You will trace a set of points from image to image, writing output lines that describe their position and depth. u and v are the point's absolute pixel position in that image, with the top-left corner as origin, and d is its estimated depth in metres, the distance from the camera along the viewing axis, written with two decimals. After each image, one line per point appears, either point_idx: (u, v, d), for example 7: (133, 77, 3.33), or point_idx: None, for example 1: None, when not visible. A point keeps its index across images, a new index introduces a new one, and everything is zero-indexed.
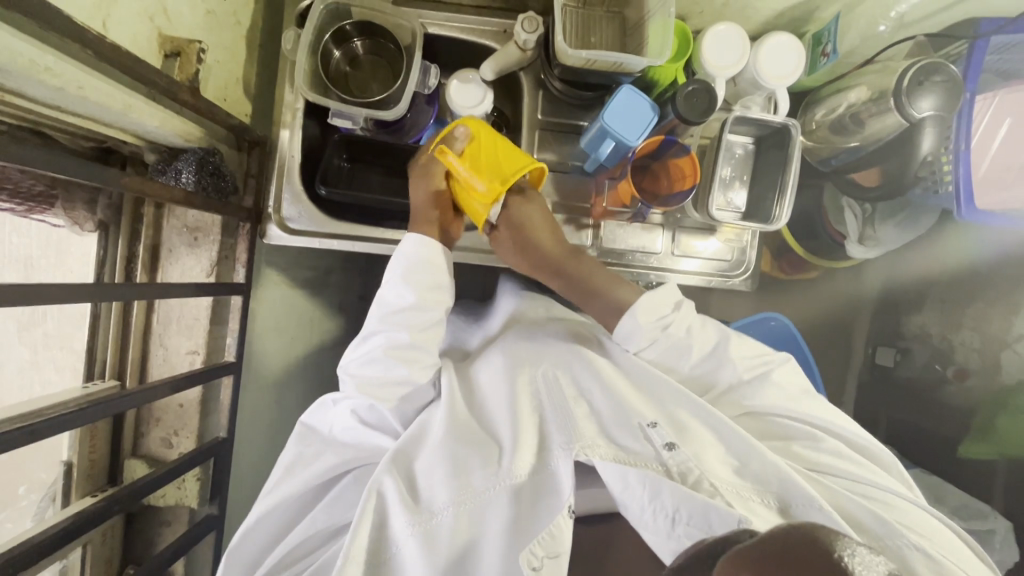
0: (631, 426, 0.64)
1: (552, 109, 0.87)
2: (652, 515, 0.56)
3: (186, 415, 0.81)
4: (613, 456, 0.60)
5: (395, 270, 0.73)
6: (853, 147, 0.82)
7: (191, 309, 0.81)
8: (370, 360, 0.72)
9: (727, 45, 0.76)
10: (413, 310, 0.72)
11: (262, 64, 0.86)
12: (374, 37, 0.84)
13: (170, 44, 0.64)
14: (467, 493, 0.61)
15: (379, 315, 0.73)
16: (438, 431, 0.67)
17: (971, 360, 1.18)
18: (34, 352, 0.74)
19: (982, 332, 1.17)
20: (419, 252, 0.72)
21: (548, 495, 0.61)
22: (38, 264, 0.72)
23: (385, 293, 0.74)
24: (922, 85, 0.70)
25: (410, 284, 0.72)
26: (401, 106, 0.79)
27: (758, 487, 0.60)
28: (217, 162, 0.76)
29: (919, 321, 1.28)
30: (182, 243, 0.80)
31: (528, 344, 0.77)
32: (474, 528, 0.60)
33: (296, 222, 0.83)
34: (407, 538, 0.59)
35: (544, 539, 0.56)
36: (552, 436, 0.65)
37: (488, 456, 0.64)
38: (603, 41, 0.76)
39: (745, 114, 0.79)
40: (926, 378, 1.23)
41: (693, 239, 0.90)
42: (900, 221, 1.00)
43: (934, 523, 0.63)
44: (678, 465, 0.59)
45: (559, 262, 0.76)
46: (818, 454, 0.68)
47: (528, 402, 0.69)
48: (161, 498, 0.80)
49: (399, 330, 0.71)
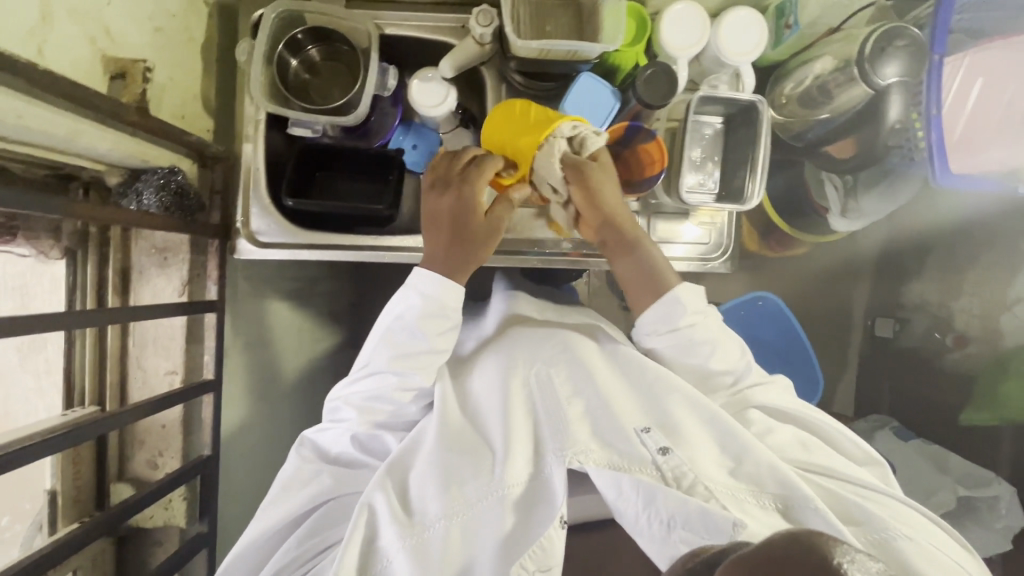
0: (625, 432, 0.63)
1: (517, 103, 0.86)
2: (648, 520, 0.59)
3: (169, 436, 0.81)
4: (607, 462, 0.61)
5: (407, 311, 0.70)
6: (823, 119, 0.80)
7: (166, 330, 0.81)
8: (374, 395, 0.72)
9: (686, 25, 0.75)
10: (427, 354, 0.71)
11: (220, 78, 0.85)
12: (328, 42, 0.83)
13: (114, 65, 0.64)
14: (456, 505, 0.62)
15: (388, 355, 0.71)
16: (431, 440, 0.68)
17: (971, 328, 1.16)
18: (37, 381, 0.76)
19: (981, 297, 1.14)
20: (438, 296, 0.69)
21: (540, 505, 0.62)
22: (32, 292, 0.75)
23: (393, 331, 0.71)
24: (885, 51, 0.69)
25: (426, 331, 0.70)
26: (362, 109, 0.78)
27: (752, 487, 0.61)
28: (181, 181, 0.76)
29: (919, 289, 1.28)
30: (152, 264, 0.80)
31: (522, 345, 0.76)
32: (468, 542, 0.61)
33: (266, 235, 0.83)
34: (397, 550, 0.60)
35: (535, 553, 0.59)
36: (546, 440, 0.65)
37: (479, 464, 0.65)
38: (558, 29, 0.74)
39: (711, 93, 0.78)
40: (927, 348, 1.25)
41: (669, 224, 0.89)
42: (880, 192, 0.98)
43: (914, 515, 0.62)
44: (672, 470, 0.60)
45: (611, 227, 0.74)
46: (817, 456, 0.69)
47: (520, 407, 0.69)
48: (149, 519, 0.81)
49: (410, 373, 0.70)
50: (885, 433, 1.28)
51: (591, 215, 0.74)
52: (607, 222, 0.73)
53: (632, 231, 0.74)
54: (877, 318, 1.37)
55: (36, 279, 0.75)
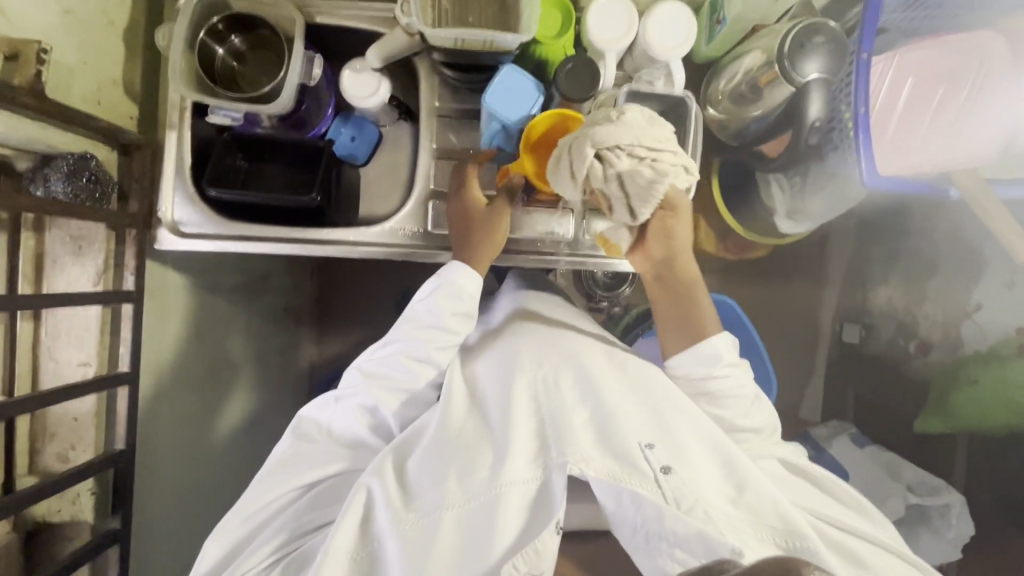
0: (628, 445, 0.64)
1: (452, 95, 0.85)
2: (643, 535, 0.61)
3: (81, 428, 0.79)
4: (607, 473, 0.62)
5: (427, 288, 0.78)
6: (758, 116, 0.79)
7: (80, 320, 0.79)
8: (385, 366, 0.78)
9: (612, 18, 0.73)
10: (440, 331, 0.77)
11: (145, 63, 0.83)
12: (253, 30, 0.81)
13: (7, 46, 0.62)
14: (454, 498, 0.65)
15: (404, 326, 0.79)
16: (432, 431, 0.72)
17: (934, 334, 1.23)
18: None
19: (943, 304, 1.22)
20: (457, 278, 0.77)
21: (538, 507, 0.63)
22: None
23: (415, 309, 0.79)
24: (804, 47, 0.67)
25: (442, 307, 0.77)
26: (283, 97, 0.77)
27: (752, 517, 0.63)
28: (94, 169, 0.74)
29: (885, 295, 1.30)
30: (66, 253, 0.77)
31: (528, 350, 0.77)
32: (460, 533, 0.64)
33: (189, 226, 0.83)
34: (389, 534, 0.65)
35: (527, 554, 0.60)
36: (549, 445, 0.66)
37: (478, 459, 0.67)
38: (480, 19, 0.72)
39: (636, 89, 0.74)
40: (892, 353, 1.29)
41: (600, 222, 0.85)
42: (827, 195, 0.97)
43: (882, 555, 0.71)
44: (672, 490, 0.61)
45: (677, 280, 0.75)
46: (814, 503, 0.74)
47: (527, 409, 0.70)
48: (53, 513, 0.78)
49: (419, 345, 0.77)
50: (842, 439, 1.26)
51: (655, 244, 0.73)
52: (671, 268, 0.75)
53: (685, 285, 0.75)
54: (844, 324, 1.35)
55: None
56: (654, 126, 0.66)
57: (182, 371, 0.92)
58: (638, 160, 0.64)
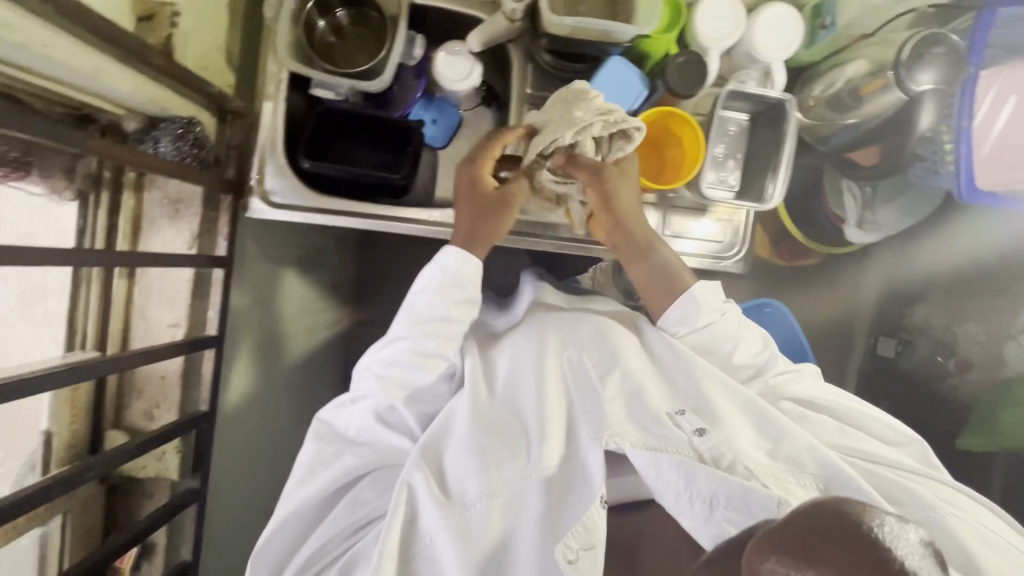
0: (658, 415, 0.65)
1: (543, 83, 0.85)
2: (689, 499, 0.60)
3: (167, 388, 0.81)
4: (643, 443, 0.63)
5: (429, 277, 0.71)
6: (852, 124, 0.79)
7: (173, 282, 0.81)
8: (392, 363, 0.71)
9: (721, 16, 0.74)
10: (444, 322, 0.70)
11: (244, 32, 0.84)
12: (358, 6, 0.82)
13: (141, 7, 0.63)
14: (498, 485, 0.65)
15: (407, 322, 0.71)
16: (464, 422, 0.68)
17: (974, 353, 1.16)
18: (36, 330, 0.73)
19: (988, 324, 1.15)
20: (456, 264, 0.70)
21: (577, 486, 0.65)
22: (35, 239, 0.70)
23: (415, 301, 0.71)
24: (922, 57, 0.67)
25: (444, 299, 0.70)
26: (385, 75, 0.77)
27: (792, 468, 0.63)
28: (199, 133, 0.75)
29: (922, 313, 1.25)
30: (163, 215, 0.79)
31: (552, 323, 0.75)
32: (508, 521, 0.65)
33: (279, 196, 0.82)
34: (440, 529, 0.63)
35: (578, 532, 0.61)
36: (580, 424, 0.67)
37: (516, 447, 0.67)
38: (592, 10, 0.73)
39: (739, 88, 0.76)
40: (925, 370, 1.22)
41: (685, 220, 0.87)
42: (900, 205, 0.98)
43: (933, 482, 0.67)
44: (710, 450, 0.62)
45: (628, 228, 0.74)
46: (852, 439, 0.70)
47: (557, 387, 0.69)
48: (141, 469, 0.81)
49: (426, 339, 0.70)
50: None
51: (606, 218, 0.74)
52: (621, 218, 0.74)
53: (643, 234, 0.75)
54: (880, 336, 1.32)
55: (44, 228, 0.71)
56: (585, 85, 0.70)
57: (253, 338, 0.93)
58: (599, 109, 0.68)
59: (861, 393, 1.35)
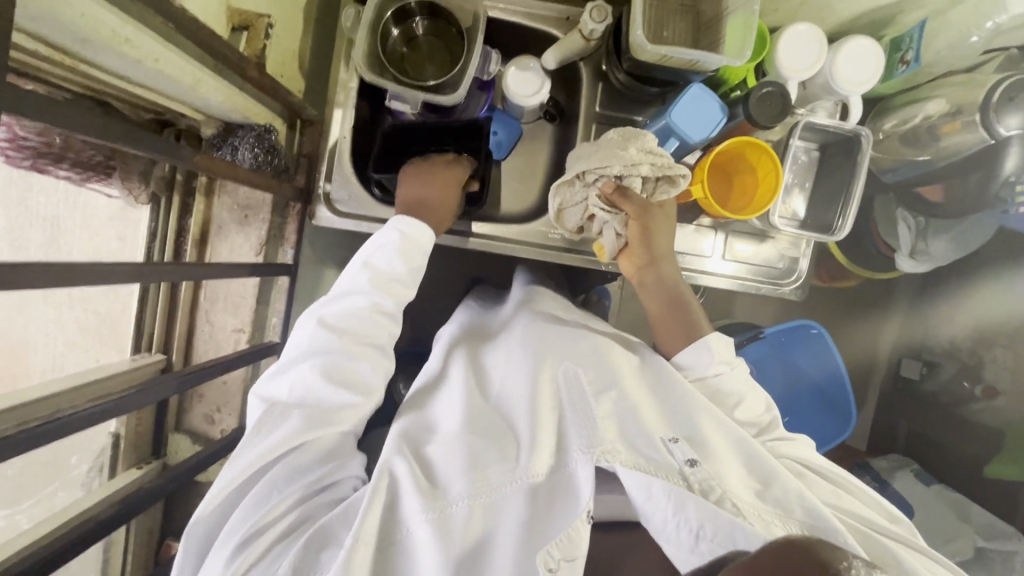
0: (652, 439, 0.59)
1: (611, 101, 0.85)
2: (676, 528, 0.54)
3: (229, 393, 0.81)
4: (634, 464, 0.56)
5: (383, 237, 0.69)
6: (923, 161, 0.80)
7: (238, 288, 0.81)
8: (343, 318, 0.64)
9: (804, 46, 0.73)
10: (399, 282, 0.68)
11: (314, 38, 0.83)
12: (435, 17, 0.81)
13: (238, 17, 0.64)
14: (483, 486, 0.56)
15: (361, 276, 0.67)
16: (453, 423, 0.64)
17: (1002, 380, 1.12)
18: (60, 313, 0.78)
19: (1016, 351, 1.10)
20: (416, 232, 0.69)
21: (564, 497, 0.56)
22: (62, 225, 0.72)
23: (369, 257, 0.68)
24: (1012, 101, 0.67)
25: (400, 261, 0.68)
26: (459, 92, 0.77)
27: (780, 512, 0.55)
28: (274, 139, 0.75)
29: (948, 335, 1.22)
30: (233, 220, 0.79)
31: (551, 339, 0.73)
32: (488, 525, 0.55)
33: (345, 205, 0.81)
34: (420, 522, 0.54)
35: (561, 541, 0.52)
36: (572, 437, 0.61)
37: (505, 451, 0.60)
38: (675, 35, 0.74)
39: (814, 120, 0.76)
40: (951, 394, 1.19)
41: (740, 243, 0.87)
42: (952, 238, 0.96)
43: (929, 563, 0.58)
44: (700, 482, 0.55)
45: (658, 271, 0.76)
46: (846, 502, 0.62)
47: (547, 401, 0.65)
48: (204, 474, 0.82)
49: (379, 296, 0.66)
50: (904, 474, 1.20)
51: (640, 250, 0.75)
52: (655, 261, 0.75)
53: (671, 278, 0.76)
54: (904, 358, 1.31)
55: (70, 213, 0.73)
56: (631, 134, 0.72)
57: None
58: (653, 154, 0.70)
59: (880, 414, 1.35)
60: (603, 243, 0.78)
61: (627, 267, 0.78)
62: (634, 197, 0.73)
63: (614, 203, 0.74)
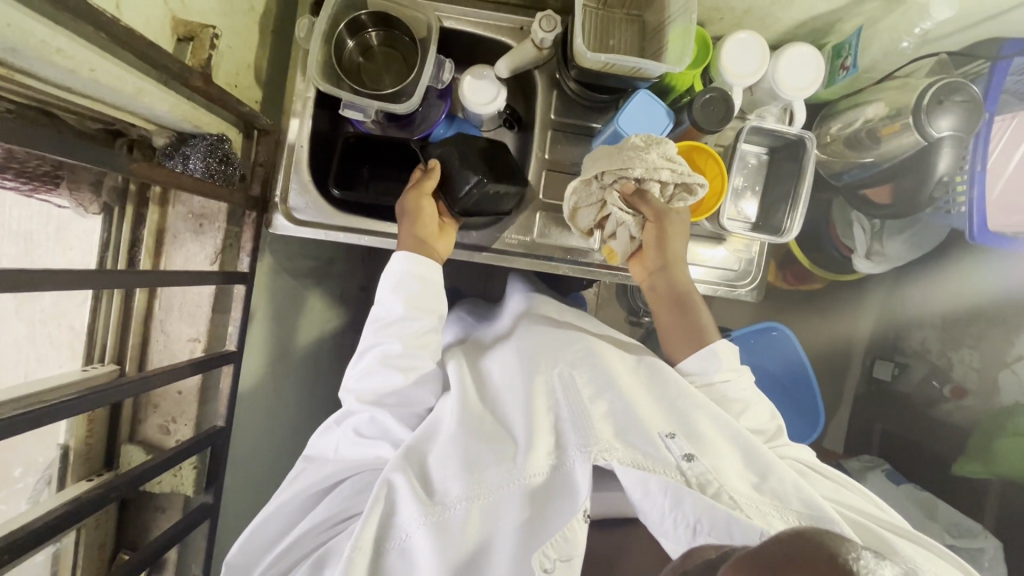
0: (649, 434, 0.60)
1: (566, 109, 0.86)
2: (674, 523, 0.55)
3: (184, 403, 0.81)
4: (632, 461, 0.57)
5: (386, 284, 0.75)
6: (868, 163, 0.82)
7: (194, 297, 0.81)
8: (368, 374, 0.72)
9: (747, 53, 0.75)
10: (401, 322, 0.72)
11: (272, 48, 0.84)
12: (389, 29, 0.82)
13: (183, 28, 0.64)
14: (479, 489, 0.59)
15: (373, 330, 0.74)
16: (451, 424, 0.67)
17: (970, 378, 1.13)
18: (31, 329, 0.75)
19: (982, 351, 1.12)
20: (409, 266, 0.73)
21: (562, 496, 0.58)
22: (37, 240, 0.72)
23: (377, 308, 0.75)
24: (942, 104, 0.70)
25: (399, 298, 0.73)
26: (414, 100, 0.77)
27: (778, 503, 0.56)
28: (228, 150, 0.75)
29: (919, 337, 1.23)
30: (187, 230, 0.79)
31: (544, 346, 0.75)
32: (488, 526, 0.58)
33: (302, 213, 0.83)
34: (418, 527, 0.57)
35: (558, 541, 0.53)
36: (569, 435, 0.62)
37: (502, 452, 0.62)
38: (621, 43, 0.76)
39: (761, 124, 0.78)
40: (922, 395, 1.20)
41: (700, 246, 0.88)
42: (907, 238, 0.98)
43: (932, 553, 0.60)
44: (697, 476, 0.56)
45: (671, 281, 0.77)
46: (848, 498, 0.66)
47: (542, 404, 0.67)
48: (156, 485, 0.80)
49: (391, 341, 0.72)
50: (875, 473, 1.21)
51: (652, 254, 0.77)
52: (667, 270, 0.77)
53: (684, 288, 0.77)
54: (877, 360, 1.33)
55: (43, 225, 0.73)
56: (654, 143, 0.69)
57: (268, 353, 0.92)
58: (672, 164, 0.69)
59: (854, 417, 1.36)
60: (615, 246, 0.80)
61: (640, 273, 0.80)
62: (650, 203, 0.74)
63: (632, 204, 0.75)
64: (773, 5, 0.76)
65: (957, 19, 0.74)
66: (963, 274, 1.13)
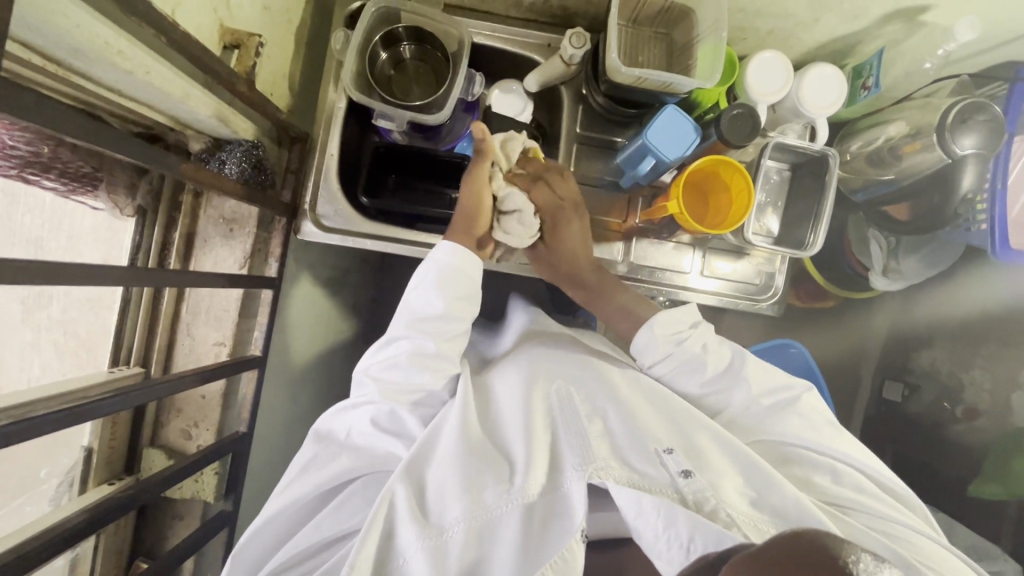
0: (645, 451, 0.61)
1: (592, 124, 0.88)
2: (667, 543, 0.54)
3: (208, 407, 0.80)
4: (627, 481, 0.58)
5: (428, 273, 0.73)
6: (888, 180, 0.84)
7: (221, 301, 0.81)
8: (394, 366, 0.71)
9: (771, 72, 0.77)
10: (442, 320, 0.71)
11: (306, 60, 0.86)
12: (422, 43, 0.84)
13: (230, 36, 0.66)
14: (478, 511, 0.58)
15: (406, 321, 0.72)
16: (450, 438, 0.64)
17: (982, 400, 1.12)
18: (37, 335, 0.76)
19: (994, 371, 1.11)
20: (453, 261, 0.72)
21: (559, 515, 0.59)
22: (47, 244, 0.72)
23: (412, 299, 0.73)
24: (966, 123, 0.71)
25: (442, 294, 0.71)
26: (445, 112, 0.79)
27: (776, 520, 0.57)
28: (261, 155, 0.76)
29: (929, 358, 1.21)
30: (218, 234, 0.79)
31: (545, 360, 0.75)
32: (485, 546, 0.58)
33: (330, 220, 0.84)
34: (415, 549, 0.56)
35: (555, 562, 0.55)
36: (566, 456, 0.62)
37: (499, 472, 0.61)
38: (650, 61, 0.79)
39: (784, 141, 0.80)
40: (931, 416, 1.18)
41: (719, 260, 0.89)
42: (924, 256, 0.99)
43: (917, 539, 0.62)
44: (693, 493, 0.57)
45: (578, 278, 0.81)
46: (839, 487, 0.66)
47: (542, 421, 0.66)
48: (178, 491, 0.79)
49: (426, 338, 0.71)
50: None
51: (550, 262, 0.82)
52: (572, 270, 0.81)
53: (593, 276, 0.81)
54: (888, 379, 1.30)
55: (55, 232, 0.73)
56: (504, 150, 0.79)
57: (288, 360, 0.92)
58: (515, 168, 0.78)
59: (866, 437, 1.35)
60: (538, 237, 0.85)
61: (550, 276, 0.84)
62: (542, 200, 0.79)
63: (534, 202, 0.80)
64: (797, 27, 0.78)
65: (977, 43, 0.76)
66: (979, 291, 1.14)
